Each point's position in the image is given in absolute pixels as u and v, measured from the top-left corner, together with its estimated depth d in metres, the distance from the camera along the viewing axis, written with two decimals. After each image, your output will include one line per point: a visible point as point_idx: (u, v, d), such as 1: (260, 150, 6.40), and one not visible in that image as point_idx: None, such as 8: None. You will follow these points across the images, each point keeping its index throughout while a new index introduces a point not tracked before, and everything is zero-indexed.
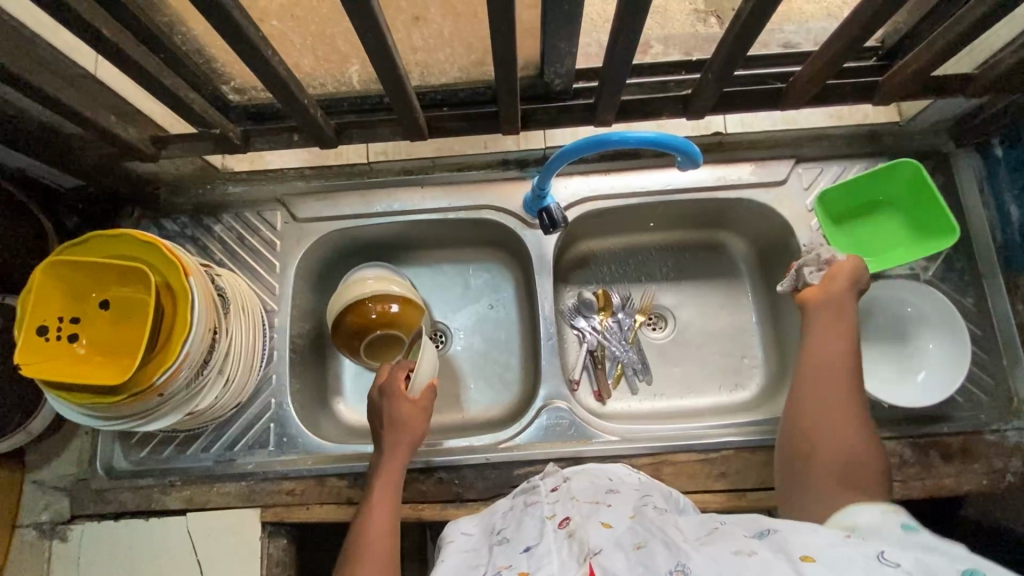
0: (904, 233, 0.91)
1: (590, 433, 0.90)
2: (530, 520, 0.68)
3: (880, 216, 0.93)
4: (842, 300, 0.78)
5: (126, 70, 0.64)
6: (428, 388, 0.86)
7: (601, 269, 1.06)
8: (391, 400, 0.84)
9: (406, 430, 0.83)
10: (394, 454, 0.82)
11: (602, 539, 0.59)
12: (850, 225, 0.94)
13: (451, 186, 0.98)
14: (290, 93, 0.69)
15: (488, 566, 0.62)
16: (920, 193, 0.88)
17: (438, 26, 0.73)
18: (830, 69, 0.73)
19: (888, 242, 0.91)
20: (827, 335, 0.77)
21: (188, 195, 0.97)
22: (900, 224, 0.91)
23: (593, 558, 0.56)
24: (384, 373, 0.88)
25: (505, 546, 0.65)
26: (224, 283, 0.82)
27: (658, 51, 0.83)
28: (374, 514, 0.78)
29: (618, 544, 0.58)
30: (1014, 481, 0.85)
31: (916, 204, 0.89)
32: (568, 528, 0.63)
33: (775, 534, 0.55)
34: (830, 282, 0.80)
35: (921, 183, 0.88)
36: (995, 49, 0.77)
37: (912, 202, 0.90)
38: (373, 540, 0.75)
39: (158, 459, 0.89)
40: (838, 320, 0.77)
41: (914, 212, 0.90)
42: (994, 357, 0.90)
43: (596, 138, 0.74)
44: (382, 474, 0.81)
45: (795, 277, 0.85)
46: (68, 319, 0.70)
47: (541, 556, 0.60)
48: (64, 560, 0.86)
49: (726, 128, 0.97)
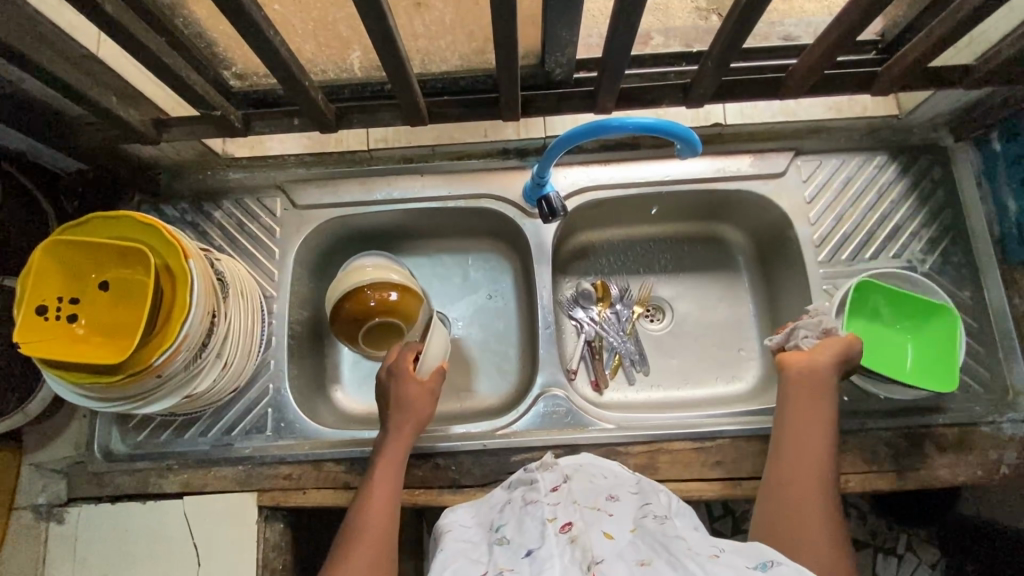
0: (916, 358, 0.88)
1: (587, 421, 0.90)
2: (530, 522, 0.67)
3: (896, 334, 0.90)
4: (826, 372, 0.80)
5: (130, 50, 0.64)
6: (437, 370, 0.88)
7: (599, 261, 1.06)
8: (400, 381, 0.84)
9: (412, 412, 0.84)
10: (399, 434, 0.83)
11: (606, 550, 0.61)
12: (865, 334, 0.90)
13: (451, 175, 0.98)
14: (292, 76, 0.70)
15: (489, 568, 0.62)
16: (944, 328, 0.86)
17: (440, 12, 0.73)
18: (827, 60, 0.74)
19: (895, 360, 0.89)
20: (806, 405, 0.79)
21: (188, 181, 0.98)
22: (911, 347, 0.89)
23: (596, 566, 0.58)
24: (392, 353, 0.88)
25: (505, 548, 0.65)
26: (223, 268, 0.82)
27: (659, 42, 0.85)
28: (375, 490, 0.79)
29: (620, 556, 0.60)
30: (1008, 472, 0.86)
31: (935, 337, 0.87)
32: (570, 533, 0.63)
33: (778, 566, 0.57)
34: (817, 355, 0.80)
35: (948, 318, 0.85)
36: (994, 41, 0.77)
37: (931, 334, 0.87)
38: (371, 523, 0.75)
39: (156, 443, 0.90)
40: (818, 397, 0.79)
41: (929, 343, 0.87)
42: (990, 350, 0.90)
43: (598, 123, 0.74)
44: (384, 456, 0.81)
45: (788, 335, 0.85)
46: (67, 299, 0.70)
47: (542, 559, 0.60)
48: (60, 542, 0.87)
49: (726, 119, 0.96)
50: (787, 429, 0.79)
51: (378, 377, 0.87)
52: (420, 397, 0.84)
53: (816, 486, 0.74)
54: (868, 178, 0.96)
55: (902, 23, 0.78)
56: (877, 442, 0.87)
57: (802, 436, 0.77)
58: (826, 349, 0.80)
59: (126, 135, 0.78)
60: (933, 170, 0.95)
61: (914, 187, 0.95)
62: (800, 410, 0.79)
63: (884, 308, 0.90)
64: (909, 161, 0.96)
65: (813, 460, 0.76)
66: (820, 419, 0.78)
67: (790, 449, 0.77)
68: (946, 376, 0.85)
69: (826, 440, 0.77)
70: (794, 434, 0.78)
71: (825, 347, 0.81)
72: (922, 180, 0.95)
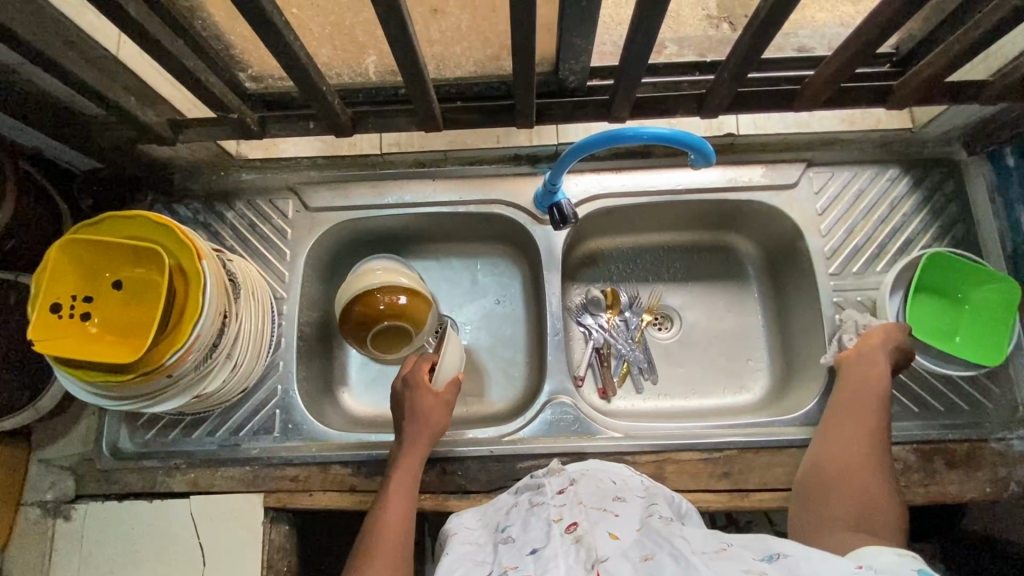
0: (967, 328, 0.90)
1: (593, 429, 0.90)
2: (536, 521, 0.67)
3: (948, 306, 0.91)
4: (878, 362, 0.83)
5: (150, 52, 0.65)
6: (452, 381, 0.89)
7: (609, 268, 1.06)
8: (415, 390, 0.85)
9: (426, 423, 0.84)
10: (414, 442, 0.83)
11: (610, 550, 0.60)
12: (921, 304, 0.92)
13: (463, 180, 0.98)
14: (309, 79, 0.70)
15: (494, 566, 0.63)
16: (1000, 305, 0.87)
17: (456, 18, 0.73)
18: (842, 74, 0.74)
19: (944, 329, 0.90)
20: (861, 392, 0.82)
21: (200, 181, 0.98)
22: (961, 318, 0.90)
23: (600, 565, 0.57)
24: (408, 364, 0.90)
25: (509, 547, 0.65)
26: (235, 268, 0.82)
27: (673, 51, 0.83)
28: (390, 503, 0.78)
29: (625, 555, 0.59)
30: (1017, 489, 0.85)
31: (988, 312, 0.89)
32: (575, 533, 0.62)
33: (786, 557, 0.54)
34: (863, 344, 0.85)
35: (1005, 297, 0.87)
36: (1011, 57, 0.77)
37: (983, 308, 0.89)
38: (383, 532, 0.75)
39: (163, 442, 0.90)
40: (871, 383, 0.82)
41: (981, 317, 0.89)
42: (1000, 366, 0.90)
43: (609, 134, 0.74)
44: (408, 455, 0.82)
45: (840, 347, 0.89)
46: (82, 297, 0.70)
47: (548, 558, 0.60)
48: (66, 540, 0.87)
49: (739, 129, 0.96)
50: (837, 423, 0.81)
51: (393, 388, 0.89)
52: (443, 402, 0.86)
53: (867, 469, 0.74)
54: (881, 190, 0.96)
55: (917, 37, 0.78)
56: None
57: (852, 424, 0.80)
58: (872, 336, 0.85)
59: (142, 135, 0.79)
60: (946, 184, 0.95)
61: (927, 200, 0.95)
62: (851, 396, 0.83)
63: (941, 281, 0.91)
64: (922, 174, 0.96)
65: (863, 446, 0.77)
66: (872, 412, 0.80)
67: (840, 437, 0.79)
68: (995, 351, 0.87)
69: (877, 430, 0.78)
70: (845, 426, 0.80)
71: (872, 335, 0.86)
72: (934, 194, 0.95)
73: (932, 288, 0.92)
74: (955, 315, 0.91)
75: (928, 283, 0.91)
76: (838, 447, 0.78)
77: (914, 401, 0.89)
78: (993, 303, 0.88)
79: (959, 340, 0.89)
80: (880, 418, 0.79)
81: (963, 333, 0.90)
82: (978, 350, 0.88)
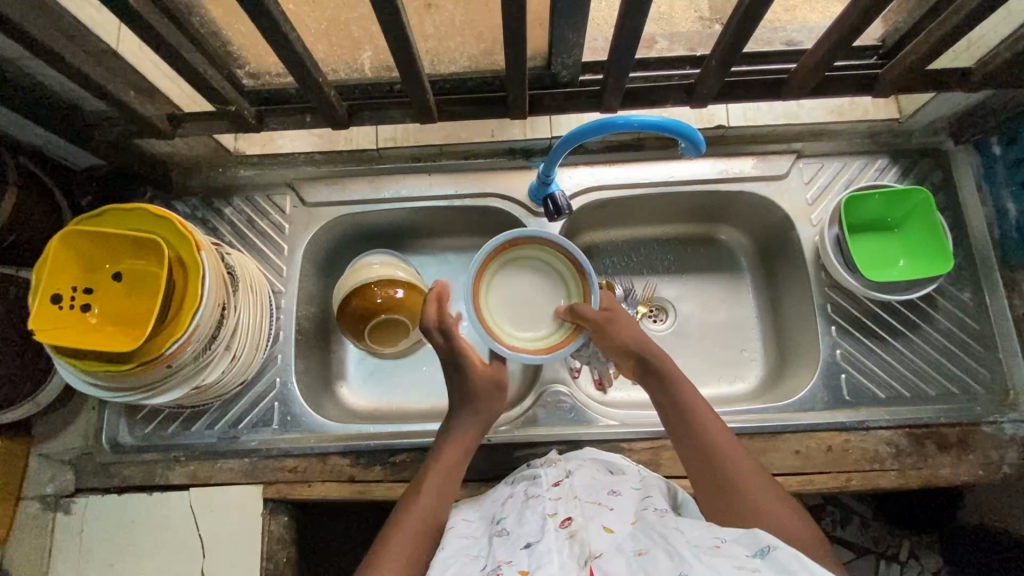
0: (907, 250, 0.93)
1: (589, 417, 0.91)
2: (531, 515, 0.67)
3: (881, 236, 0.95)
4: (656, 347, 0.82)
5: (151, 45, 0.66)
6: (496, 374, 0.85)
7: (604, 260, 1.07)
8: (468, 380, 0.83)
9: (479, 420, 0.82)
10: (463, 440, 0.80)
11: (603, 544, 0.62)
12: (859, 242, 0.94)
13: (458, 175, 0.99)
14: (306, 72, 0.71)
15: (488, 560, 0.63)
16: (926, 219, 0.91)
17: (450, 13, 0.75)
18: (827, 63, 0.75)
19: (886, 258, 0.94)
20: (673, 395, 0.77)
21: (199, 178, 0.99)
22: (898, 243, 0.94)
23: (594, 561, 0.59)
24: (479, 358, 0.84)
25: (504, 540, 0.66)
26: (234, 262, 0.83)
27: (663, 47, 0.85)
28: (425, 494, 0.74)
29: (619, 549, 0.61)
30: (1009, 472, 0.86)
31: (920, 230, 0.92)
32: (570, 528, 0.63)
33: (776, 551, 0.53)
34: (622, 350, 0.82)
35: (927, 212, 0.90)
36: (993, 45, 0.79)
37: (915, 228, 0.92)
38: (406, 531, 0.70)
39: (163, 435, 0.91)
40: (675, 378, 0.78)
41: (913, 235, 0.93)
42: (990, 351, 0.91)
43: (601, 123, 0.75)
44: (455, 451, 0.78)
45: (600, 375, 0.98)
46: (82, 289, 0.71)
47: (542, 553, 0.60)
48: (67, 532, 0.87)
49: (729, 122, 0.96)
50: (687, 431, 0.74)
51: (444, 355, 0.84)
52: (493, 403, 0.84)
53: (748, 468, 0.69)
54: (870, 180, 0.97)
55: (903, 28, 0.79)
56: (878, 442, 0.88)
57: (700, 425, 0.73)
58: (615, 332, 0.82)
59: (142, 130, 0.80)
60: (933, 174, 0.97)
61: None
62: (653, 400, 0.79)
63: (871, 216, 0.94)
64: (910, 165, 0.97)
65: (725, 447, 0.71)
66: (700, 404, 0.76)
67: (700, 446, 0.72)
68: (939, 259, 0.89)
69: (716, 421, 0.74)
70: (696, 432, 0.73)
71: (611, 333, 0.82)
72: (921, 183, 0.97)
73: (867, 226, 0.95)
74: (889, 243, 0.94)
75: (852, 231, 0.95)
76: (708, 456, 0.71)
77: (905, 386, 0.90)
78: (910, 215, 0.93)
79: (904, 264, 0.92)
80: (704, 407, 0.75)
81: (906, 256, 0.93)
82: (924, 267, 0.90)
